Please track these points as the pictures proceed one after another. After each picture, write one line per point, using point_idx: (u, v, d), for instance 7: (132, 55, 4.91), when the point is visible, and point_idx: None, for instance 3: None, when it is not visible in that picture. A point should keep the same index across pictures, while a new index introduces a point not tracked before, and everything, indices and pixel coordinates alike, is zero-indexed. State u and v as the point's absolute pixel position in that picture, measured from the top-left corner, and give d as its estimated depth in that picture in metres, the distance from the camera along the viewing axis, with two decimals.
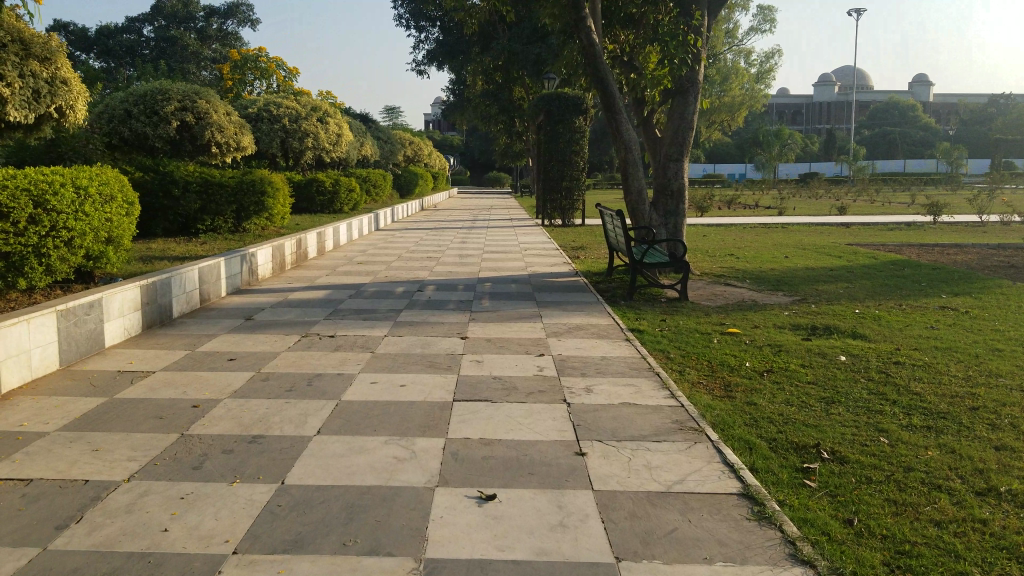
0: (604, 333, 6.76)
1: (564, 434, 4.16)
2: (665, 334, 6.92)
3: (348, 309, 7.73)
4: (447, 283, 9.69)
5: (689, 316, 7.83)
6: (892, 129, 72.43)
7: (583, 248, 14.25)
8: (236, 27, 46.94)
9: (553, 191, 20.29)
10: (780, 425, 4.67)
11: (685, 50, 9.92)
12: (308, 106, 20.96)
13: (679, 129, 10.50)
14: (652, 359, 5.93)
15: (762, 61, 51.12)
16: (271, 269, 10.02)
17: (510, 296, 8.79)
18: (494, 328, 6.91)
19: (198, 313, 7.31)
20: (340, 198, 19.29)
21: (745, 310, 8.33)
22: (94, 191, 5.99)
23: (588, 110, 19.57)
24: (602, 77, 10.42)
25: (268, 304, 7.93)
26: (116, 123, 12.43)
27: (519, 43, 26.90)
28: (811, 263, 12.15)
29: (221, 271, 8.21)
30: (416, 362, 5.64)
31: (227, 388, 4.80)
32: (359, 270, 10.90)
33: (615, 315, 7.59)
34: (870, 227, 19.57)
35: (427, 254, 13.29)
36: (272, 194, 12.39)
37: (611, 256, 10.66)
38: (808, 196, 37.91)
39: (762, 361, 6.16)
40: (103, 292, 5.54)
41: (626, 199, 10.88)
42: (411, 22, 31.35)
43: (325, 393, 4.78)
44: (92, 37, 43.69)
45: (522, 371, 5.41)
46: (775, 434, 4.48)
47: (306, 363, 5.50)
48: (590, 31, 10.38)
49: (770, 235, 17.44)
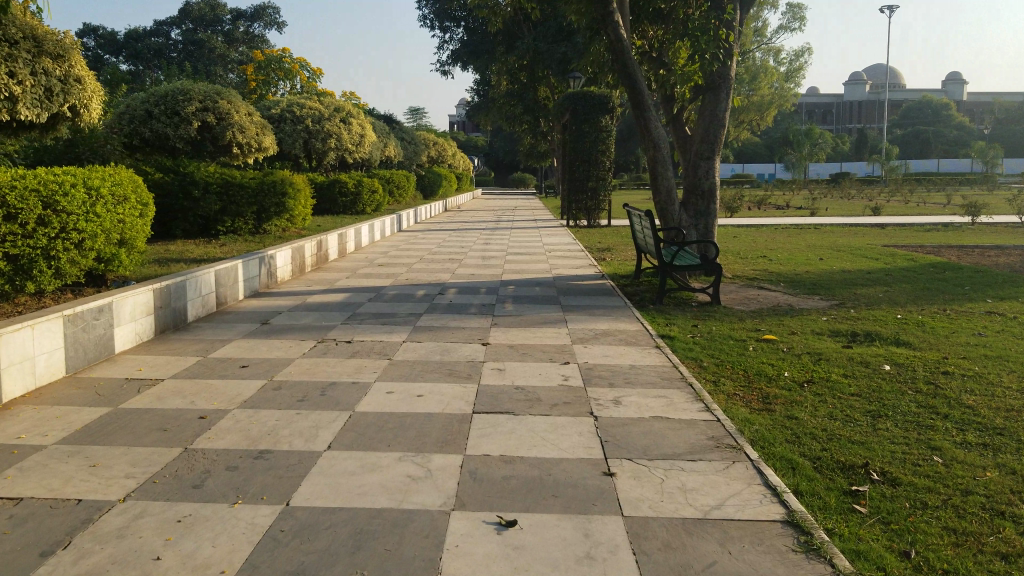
0: (633, 340, 6.47)
1: (591, 452, 3.88)
2: (697, 341, 6.60)
3: (367, 313, 7.52)
4: (470, 285, 9.45)
5: (723, 322, 7.51)
6: (925, 128, 70.99)
7: (609, 250, 13.94)
8: (262, 29, 47.27)
9: (579, 191, 19.97)
10: (825, 442, 4.34)
11: (718, 45, 9.57)
12: (331, 107, 20.86)
13: (710, 127, 10.19)
14: (684, 368, 5.62)
15: (792, 60, 50.33)
16: (291, 271, 9.86)
17: (534, 299, 8.52)
18: (517, 334, 6.65)
19: (214, 317, 7.14)
20: (363, 199, 19.17)
21: (781, 315, 7.98)
22: (106, 192, 5.86)
23: (614, 109, 19.26)
24: (631, 74, 10.10)
25: (285, 308, 7.74)
26: (137, 124, 12.38)
27: (545, 42, 26.90)
28: (847, 266, 11.73)
29: (239, 273, 8.04)
30: (436, 369, 5.40)
31: (236, 397, 4.58)
32: (381, 272, 10.71)
33: (644, 320, 7.29)
34: (906, 228, 19.02)
35: (450, 256, 13.08)
36: (293, 195, 12.25)
37: (639, 258, 10.35)
38: (839, 196, 37.18)
39: (803, 371, 5.83)
40: (114, 295, 5.37)
41: (655, 199, 10.59)
42: (435, 21, 31.17)
43: (338, 403, 4.55)
44: (121, 41, 44.34)
45: (546, 380, 5.13)
46: (819, 453, 4.16)
47: (321, 371, 5.27)
48: (617, 26, 10.06)
49: (802, 236, 16.99)
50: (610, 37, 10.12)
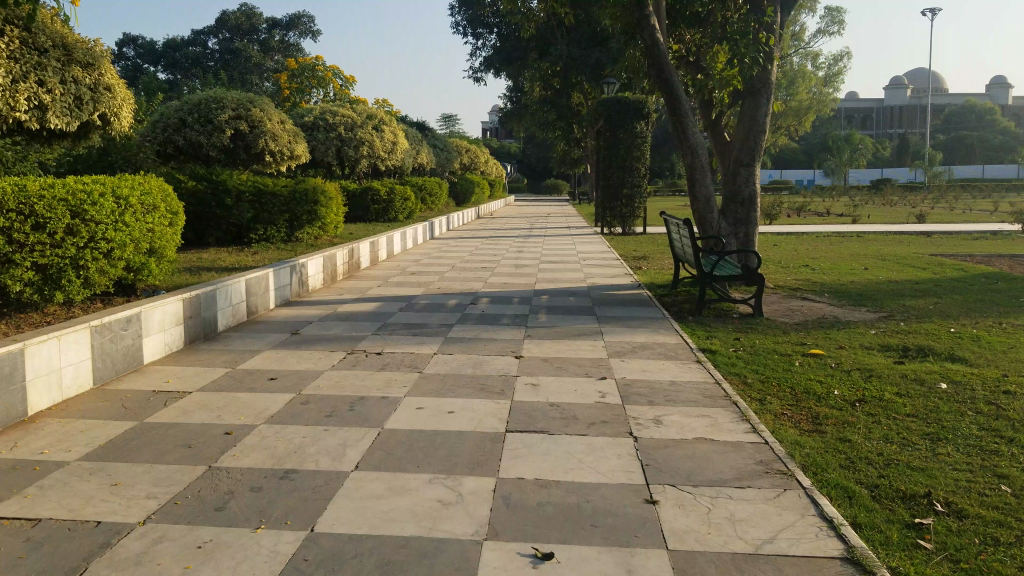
0: (672, 354, 6.22)
1: (631, 477, 3.66)
2: (740, 356, 6.29)
3: (398, 323, 7.38)
4: (502, 295, 9.28)
5: (765, 335, 7.20)
6: (969, 133, 69.21)
7: (645, 258, 13.66)
8: (297, 37, 47.89)
9: (614, 198, 19.68)
10: (882, 466, 4.00)
11: (759, 48, 9.30)
12: (364, 114, 20.93)
13: (750, 133, 9.92)
14: (727, 386, 5.33)
15: (830, 65, 49.47)
16: (322, 280, 9.78)
17: (568, 310, 8.32)
18: (551, 347, 6.45)
19: (243, 327, 7.08)
20: (395, 206, 19.16)
21: (827, 329, 7.62)
22: (134, 202, 5.95)
23: (650, 114, 19.04)
24: (668, 79, 9.88)
25: (316, 317, 7.64)
26: (170, 132, 12.43)
27: (578, 49, 27.18)
28: (893, 276, 11.31)
29: (270, 282, 7.99)
30: (468, 384, 5.22)
31: (263, 413, 4.46)
32: (413, 281, 10.59)
33: (685, 334, 7.00)
34: (953, 236, 18.41)
35: (483, 264, 12.93)
36: (325, 203, 12.23)
37: (676, 267, 10.09)
38: (880, 204, 36.34)
39: (853, 389, 5.46)
40: (142, 306, 5.47)
41: (693, 207, 10.33)
42: (468, 28, 31.12)
43: (367, 419, 4.39)
44: (160, 51, 45.39)
45: (582, 396, 4.92)
46: (877, 479, 3.84)
47: (350, 385, 5.13)
48: (654, 30, 9.84)
49: (843, 244, 16.51)
50: (646, 41, 9.91)
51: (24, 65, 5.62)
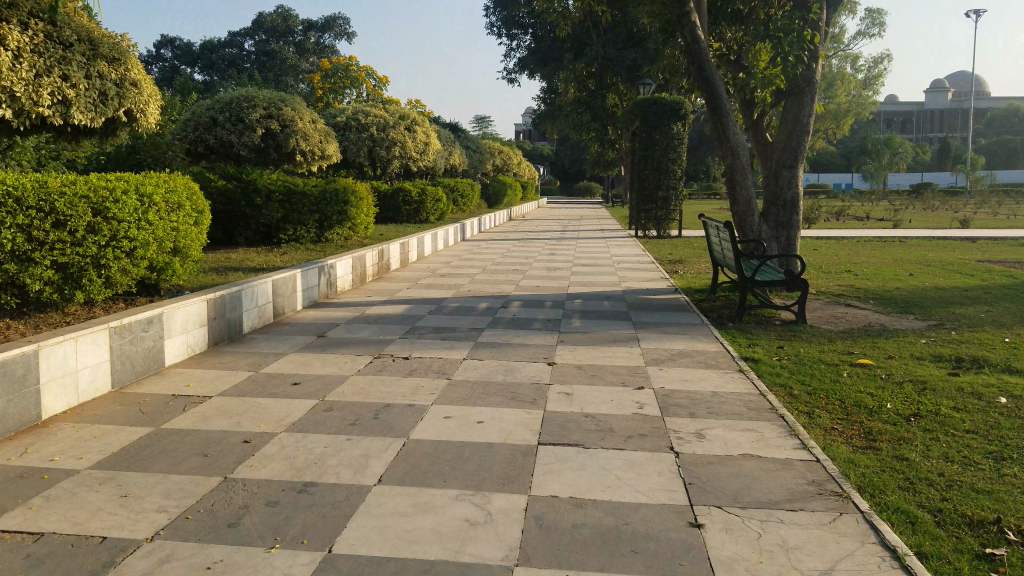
0: (712, 362, 5.91)
1: (673, 497, 3.38)
2: (785, 366, 5.93)
3: (427, 327, 7.18)
4: (535, 298, 9.04)
5: (810, 343, 6.82)
6: (1012, 137, 67.32)
7: (681, 262, 13.32)
8: (333, 39, 48.17)
9: (649, 200, 19.33)
10: (945, 488, 3.64)
11: (803, 45, 8.94)
12: (397, 114, 20.84)
13: (793, 133, 9.54)
14: (773, 398, 4.99)
15: (870, 67, 48.44)
16: (351, 281, 9.63)
17: (602, 315, 8.04)
18: (585, 353, 6.18)
19: (270, 329, 6.96)
20: (427, 207, 19.02)
21: (873, 336, 7.20)
22: (159, 199, 5.85)
23: (687, 115, 18.70)
24: (708, 77, 9.54)
25: (343, 319, 7.47)
26: (201, 131, 12.41)
27: (614, 48, 26.87)
28: (940, 282, 10.82)
29: (298, 283, 7.85)
30: (498, 392, 4.98)
31: (284, 421, 4.27)
32: (443, 283, 10.40)
33: (725, 341, 6.67)
34: (998, 242, 17.72)
35: (514, 266, 12.71)
36: (355, 203, 12.12)
37: (715, 271, 9.77)
38: (919, 209, 35.41)
39: (906, 401, 5.05)
40: (165, 307, 5.40)
41: (732, 210, 9.97)
42: (502, 29, 30.90)
43: (392, 428, 4.18)
44: (197, 53, 46.21)
45: (618, 407, 4.66)
46: (941, 503, 3.48)
47: (376, 391, 4.92)
48: (695, 27, 9.52)
49: (886, 250, 15.95)
50: (685, 39, 9.58)
51: (50, 58, 5.65)
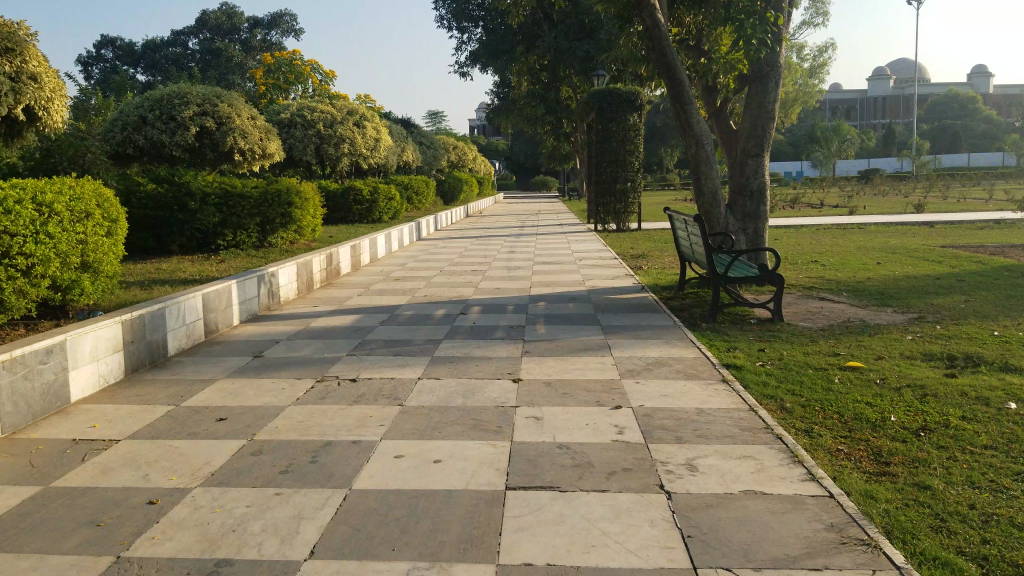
0: (692, 372, 5.36)
1: (672, 557, 2.78)
2: (771, 373, 5.40)
3: (378, 340, 6.51)
4: (495, 302, 8.42)
5: (793, 344, 6.31)
6: (953, 123, 68.84)
7: (645, 257, 12.84)
8: (279, 36, 46.73)
9: (605, 195, 18.80)
10: (982, 524, 3.02)
11: (767, 28, 8.50)
12: (345, 110, 20.01)
13: (759, 120, 9.09)
14: (766, 416, 4.43)
15: (817, 56, 49.07)
16: (296, 290, 8.91)
17: (569, 319, 7.45)
18: (552, 367, 5.57)
19: (199, 349, 6.24)
20: (378, 207, 18.22)
21: (856, 333, 6.72)
22: (60, 208, 5.12)
23: (642, 106, 18.24)
24: (670, 64, 9.03)
25: (284, 335, 6.76)
26: (130, 131, 11.56)
27: (566, 40, 26.17)
28: (910, 270, 10.45)
29: (233, 295, 7.12)
30: (459, 420, 4.34)
31: (200, 471, 3.61)
32: (397, 287, 9.71)
33: (703, 347, 6.13)
34: (954, 226, 17.70)
35: (472, 266, 12.08)
36: (300, 204, 11.40)
37: (682, 266, 9.29)
38: (871, 194, 35.72)
39: (908, 412, 4.57)
40: (69, 332, 4.71)
41: (698, 202, 9.47)
42: (453, 22, 30.00)
43: (331, 476, 3.51)
44: (138, 52, 44.99)
45: (596, 434, 4.06)
46: (981, 544, 2.86)
47: (315, 426, 4.26)
48: (654, 9, 8.97)
49: (848, 237, 15.72)
50: (645, 23, 9.05)
51: None
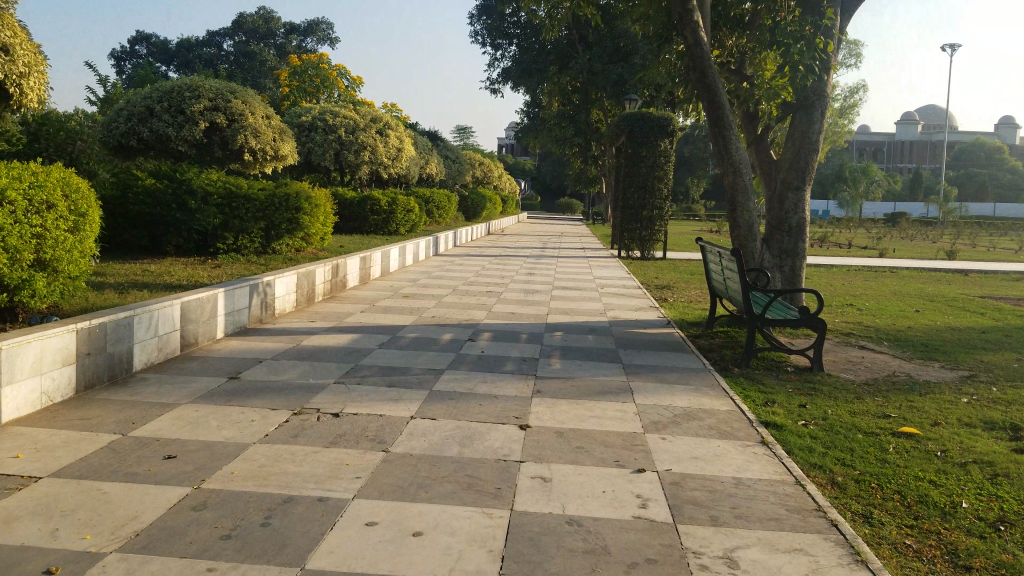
0: (726, 429, 4.62)
1: None
2: (816, 436, 4.60)
3: (374, 366, 5.85)
4: (508, 329, 7.74)
5: (837, 400, 5.50)
6: (980, 171, 67.99)
7: (670, 288, 12.17)
8: (314, 43, 46.83)
9: (631, 221, 18.17)
10: None
11: (816, 54, 7.82)
12: (367, 117, 19.53)
13: (801, 151, 8.41)
14: (816, 493, 3.65)
15: (847, 96, 48.66)
16: (294, 302, 8.27)
17: (587, 354, 6.74)
18: (565, 412, 4.87)
19: (171, 367, 5.60)
20: (396, 219, 17.58)
21: (905, 392, 5.86)
22: (14, 197, 4.50)
23: (675, 132, 17.69)
24: (711, 84, 8.38)
25: (269, 354, 6.12)
26: (135, 122, 11.07)
27: (600, 63, 25.76)
28: (954, 321, 9.70)
29: (218, 305, 6.52)
30: (451, 476, 3.64)
31: (124, 526, 2.94)
32: (403, 306, 9.05)
33: (738, 399, 5.36)
34: (991, 276, 16.86)
35: (486, 287, 11.42)
36: (309, 211, 10.80)
37: (712, 302, 8.62)
38: (897, 237, 34.98)
39: (981, 497, 3.71)
40: (10, 341, 4.10)
41: (732, 234, 8.76)
42: (486, 37, 29.47)
43: (283, 545, 2.82)
44: (172, 51, 45.33)
45: (614, 507, 3.35)
46: None
47: (278, 478, 3.57)
48: (697, 26, 8.39)
49: (881, 280, 14.91)
50: (687, 40, 8.45)
51: None
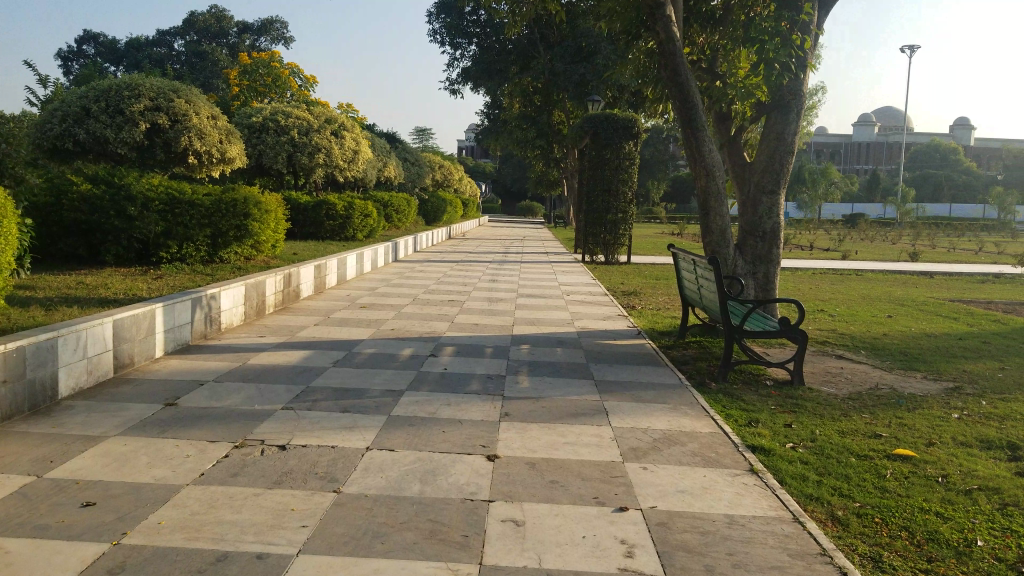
0: (711, 456, 4.28)
1: None
2: (808, 462, 4.29)
3: (327, 388, 5.41)
4: (472, 342, 7.34)
5: (824, 419, 5.22)
6: (935, 173, 69.35)
7: (637, 294, 11.88)
8: (269, 44, 45.79)
9: (596, 224, 17.87)
10: None
11: (792, 52, 7.59)
12: (322, 118, 18.97)
13: (775, 153, 8.16)
14: (817, 532, 3.30)
15: (806, 99, 49.08)
16: (243, 314, 7.75)
17: (556, 369, 6.36)
18: (536, 438, 4.48)
19: (102, 394, 5.10)
20: (353, 223, 17.06)
21: (892, 407, 5.61)
22: None
23: (640, 134, 17.44)
24: (683, 84, 8.10)
25: (213, 375, 5.63)
26: (71, 123, 11.00)
27: (561, 63, 25.17)
28: (927, 327, 9.53)
29: (156, 321, 6.03)
30: (412, 522, 3.23)
31: None
32: (361, 317, 8.59)
33: (719, 419, 5.03)
34: (954, 278, 16.93)
35: (448, 295, 11.00)
36: (258, 217, 10.25)
37: (684, 311, 8.33)
38: (858, 237, 35.29)
39: (994, 530, 3.38)
40: None
41: (704, 240, 8.49)
42: (447, 37, 28.77)
43: None
44: (123, 51, 44.12)
45: (597, 556, 2.97)
46: None
47: (212, 530, 3.13)
48: (669, 22, 8.09)
49: (848, 283, 14.82)
50: (658, 38, 8.15)
51: None
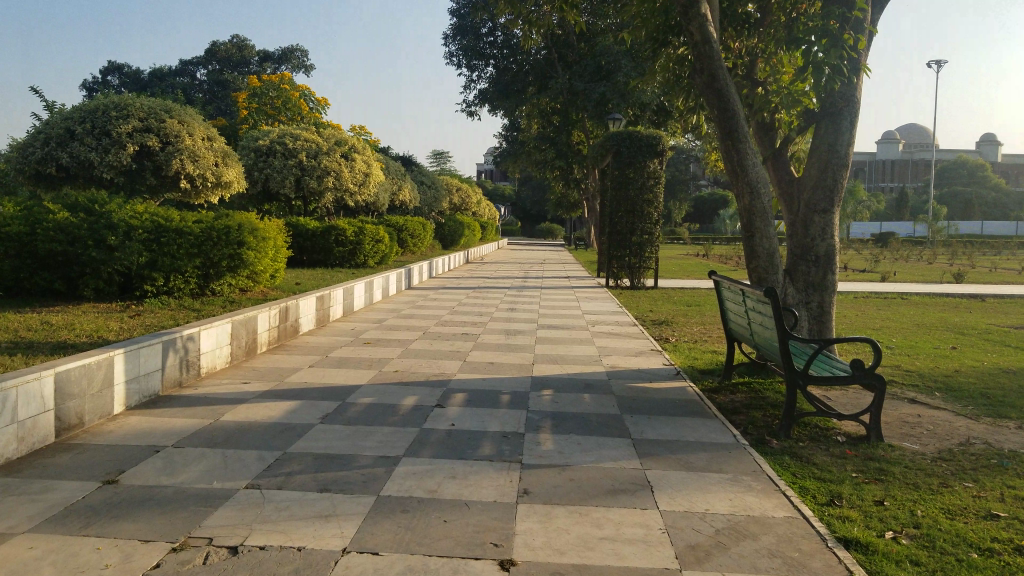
0: (795, 559, 3.24)
1: None
2: (923, 561, 3.23)
3: (308, 455, 4.41)
4: (485, 388, 6.32)
5: (925, 492, 4.15)
6: (967, 190, 67.40)
7: (670, 324, 10.82)
8: (290, 71, 45.28)
9: (620, 246, 16.83)
10: None
11: (844, 52, 6.60)
12: (331, 140, 18.25)
13: (828, 166, 7.11)
14: None
15: None
16: (228, 355, 6.83)
17: (586, 424, 5.31)
18: (564, 531, 3.44)
19: (31, 465, 4.13)
20: (364, 249, 16.21)
21: (1000, 472, 4.52)
22: None
23: (664, 152, 16.49)
24: (721, 89, 7.09)
25: (174, 438, 4.67)
26: (53, 147, 10.45)
27: (580, 81, 24.12)
28: (1005, 361, 8.36)
29: (116, 371, 5.10)
30: None
31: None
32: (362, 356, 7.62)
33: (794, 497, 3.98)
34: (1011, 301, 15.63)
35: (461, 327, 10.01)
36: (255, 244, 9.36)
37: (731, 346, 7.27)
38: (892, 256, 33.79)
39: None
40: None
41: (750, 265, 7.42)
42: (462, 58, 27.83)
43: None
44: (146, 80, 44.42)
45: None
46: None
47: None
48: (705, 20, 7.11)
49: (898, 309, 13.62)
50: (692, 38, 7.17)
51: None
